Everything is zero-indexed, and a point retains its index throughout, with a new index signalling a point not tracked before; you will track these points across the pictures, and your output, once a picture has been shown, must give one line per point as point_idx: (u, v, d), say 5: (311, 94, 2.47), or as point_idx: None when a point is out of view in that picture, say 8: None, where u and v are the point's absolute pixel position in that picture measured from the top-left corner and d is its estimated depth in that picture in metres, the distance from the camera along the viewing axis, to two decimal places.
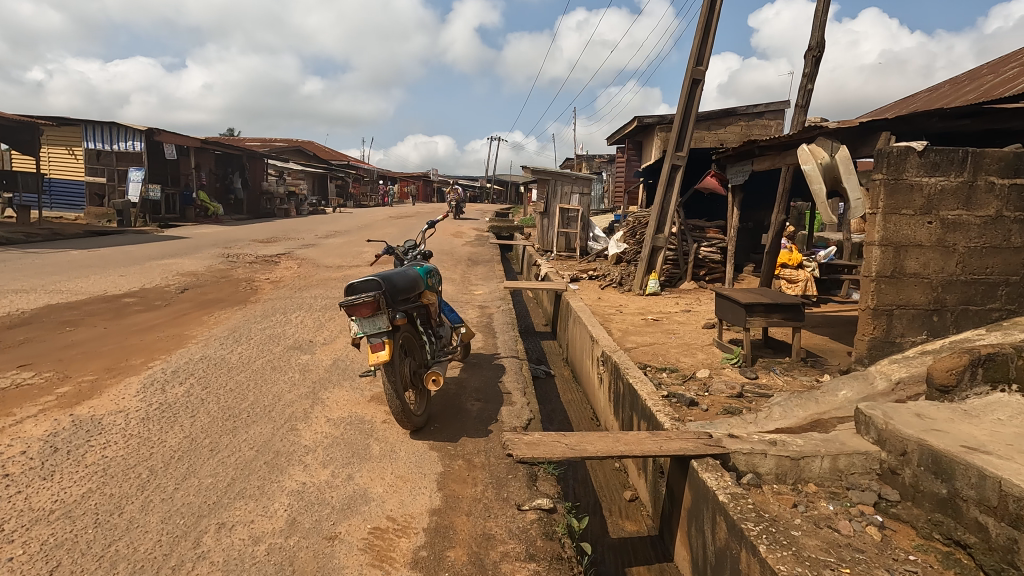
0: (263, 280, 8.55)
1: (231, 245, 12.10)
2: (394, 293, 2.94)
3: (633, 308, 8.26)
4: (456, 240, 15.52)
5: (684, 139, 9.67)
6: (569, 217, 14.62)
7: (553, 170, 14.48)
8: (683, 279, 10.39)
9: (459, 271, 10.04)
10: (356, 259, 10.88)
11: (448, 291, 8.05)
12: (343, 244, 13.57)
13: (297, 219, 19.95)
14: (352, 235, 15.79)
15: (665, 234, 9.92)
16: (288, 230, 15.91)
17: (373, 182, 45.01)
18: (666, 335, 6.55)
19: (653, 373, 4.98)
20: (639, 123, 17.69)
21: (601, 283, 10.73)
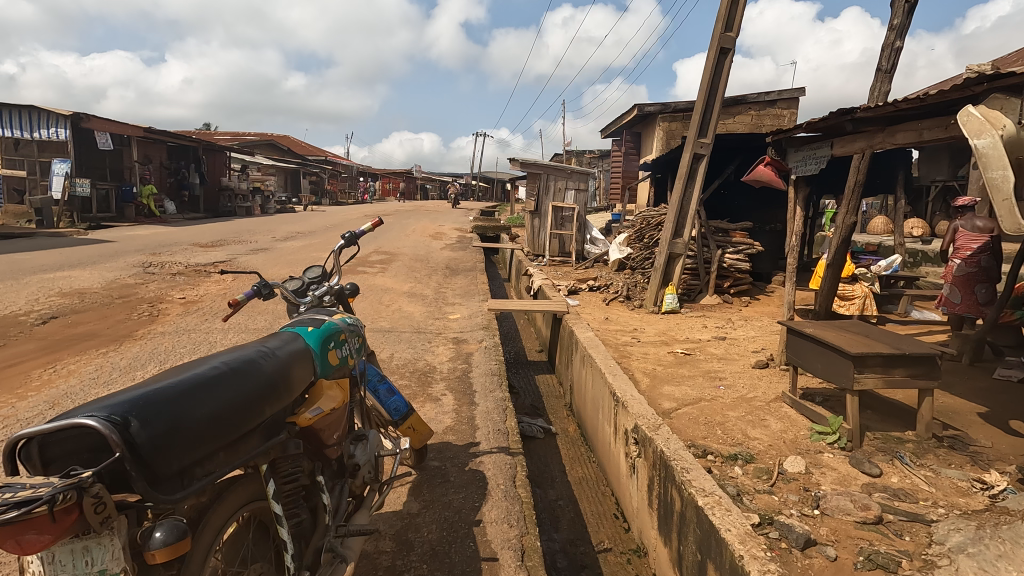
0: (175, 301, 6.59)
1: (162, 250, 10.08)
2: (168, 458, 1.17)
3: (653, 336, 6.46)
4: (433, 243, 13.60)
5: (709, 123, 7.91)
6: (564, 217, 12.81)
7: (545, 162, 12.65)
8: (704, 292, 8.65)
9: (432, 284, 8.16)
10: None
11: (415, 314, 6.18)
12: (301, 249, 11.59)
13: (257, 218, 17.89)
14: (315, 238, 13.79)
15: (684, 238, 8.15)
16: (242, 232, 13.87)
17: (352, 178, 42.77)
18: (711, 382, 4.78)
19: (719, 469, 3.18)
20: (638, 112, 15.94)
21: (605, 297, 8.95)
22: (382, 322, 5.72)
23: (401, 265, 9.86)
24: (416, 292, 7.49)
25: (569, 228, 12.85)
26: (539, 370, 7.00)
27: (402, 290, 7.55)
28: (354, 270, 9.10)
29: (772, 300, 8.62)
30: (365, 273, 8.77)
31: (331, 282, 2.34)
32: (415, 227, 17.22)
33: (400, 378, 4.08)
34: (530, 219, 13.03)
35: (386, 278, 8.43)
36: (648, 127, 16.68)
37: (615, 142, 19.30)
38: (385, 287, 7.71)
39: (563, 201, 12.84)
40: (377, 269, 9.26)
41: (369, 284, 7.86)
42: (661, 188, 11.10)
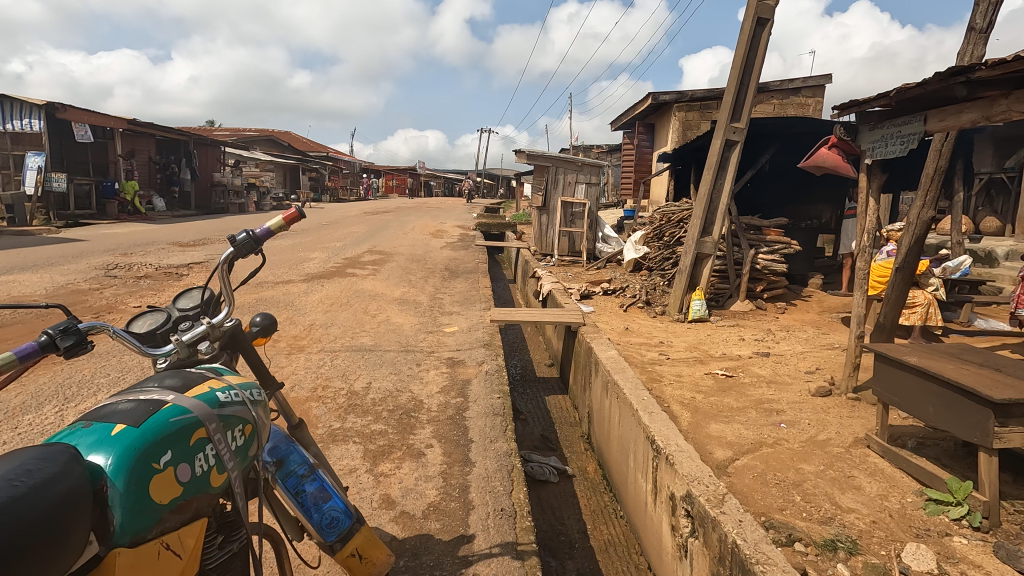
0: (130, 310, 5.72)
1: (134, 249, 9.20)
2: None
3: (684, 352, 5.51)
4: (433, 242, 12.68)
5: (743, 107, 6.96)
6: (574, 214, 11.86)
7: (554, 154, 11.65)
8: (734, 297, 7.70)
9: (429, 289, 7.24)
10: (291, 270, 8.03)
11: (404, 327, 5.26)
12: (289, 248, 10.72)
13: (250, 215, 17.06)
14: (307, 236, 12.90)
15: (714, 237, 7.19)
16: (229, 230, 13.00)
17: (354, 174, 41.92)
18: (768, 418, 3.84)
19: (817, 569, 2.25)
20: (653, 101, 14.94)
21: (623, 303, 8.03)
22: (364, 338, 4.80)
23: (395, 266, 8.94)
24: (409, 299, 6.58)
25: (580, 226, 11.90)
26: (549, 389, 6.07)
27: (392, 297, 6.63)
28: (341, 272, 8.19)
29: (810, 306, 7.67)
30: (354, 276, 7.86)
31: (194, 323, 1.38)
32: (415, 225, 16.31)
33: (375, 418, 3.17)
34: (538, 215, 12.07)
35: (376, 282, 7.51)
36: (663, 118, 15.68)
37: (626, 134, 18.31)
38: (375, 293, 6.80)
39: (573, 196, 11.87)
40: (369, 271, 8.35)
41: (356, 289, 6.96)
42: (681, 181, 10.11)
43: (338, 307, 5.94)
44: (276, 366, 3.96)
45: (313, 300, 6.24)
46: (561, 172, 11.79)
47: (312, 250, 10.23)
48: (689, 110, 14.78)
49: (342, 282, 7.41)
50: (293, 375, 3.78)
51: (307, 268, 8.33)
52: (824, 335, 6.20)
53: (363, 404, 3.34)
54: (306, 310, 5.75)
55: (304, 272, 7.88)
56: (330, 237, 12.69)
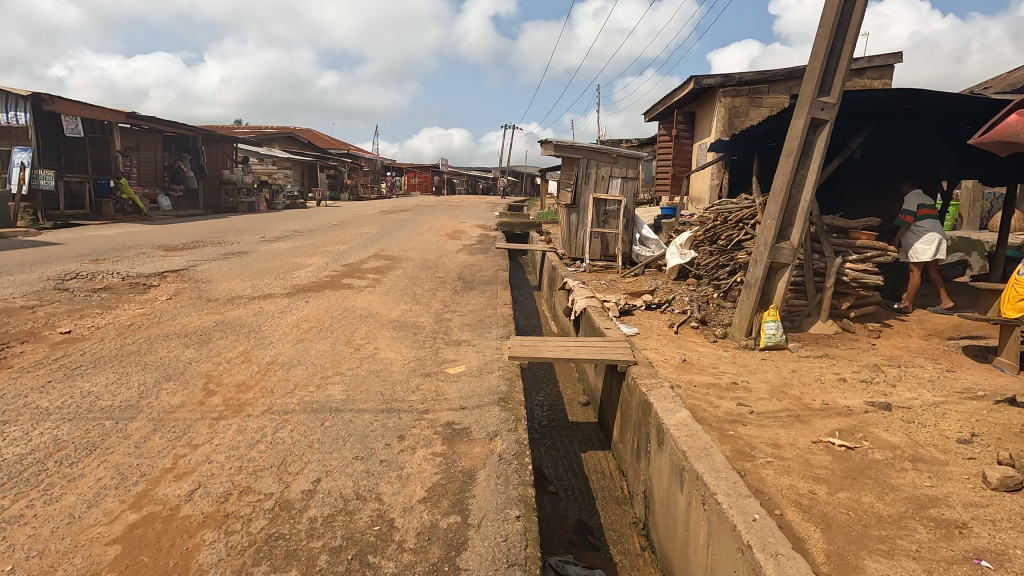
0: (52, 336, 4.52)
1: (107, 254, 8.12)
2: None
3: (771, 404, 4.07)
4: (448, 244, 11.39)
5: (834, 78, 5.45)
6: (607, 213, 10.41)
7: (585, 145, 10.22)
8: (814, 317, 6.19)
9: (435, 305, 5.92)
10: (275, 281, 6.80)
11: (393, 368, 3.93)
12: (286, 252, 9.55)
13: (258, 215, 16.06)
14: (310, 238, 11.73)
15: (793, 243, 5.69)
16: (228, 232, 11.94)
17: (374, 172, 41.04)
18: (950, 543, 2.40)
19: None
20: (695, 87, 13.39)
21: (672, 323, 6.62)
22: (334, 386, 3.49)
23: (401, 275, 7.66)
24: (409, 320, 5.27)
25: (614, 226, 10.46)
26: (585, 442, 4.68)
27: (388, 318, 5.32)
28: (336, 282, 6.95)
29: (910, 329, 6.12)
30: (348, 288, 6.60)
31: None
32: (432, 225, 15.06)
33: (304, 575, 1.84)
34: (566, 214, 10.65)
35: (373, 296, 6.22)
36: (705, 105, 14.09)
37: (661, 125, 16.74)
38: (368, 312, 5.50)
39: (606, 192, 10.41)
40: (368, 282, 7.08)
41: (347, 307, 5.69)
42: (738, 174, 8.58)
43: (315, 334, 4.66)
44: (188, 442, 2.67)
45: (288, 323, 4.98)
46: (593, 164, 10.33)
47: (310, 256, 9.03)
48: (736, 95, 13.18)
49: (331, 296, 6.15)
50: (207, 464, 2.48)
51: (296, 278, 7.10)
52: (950, 375, 4.69)
53: (295, 536, 2.01)
54: (273, 339, 4.48)
55: (289, 284, 6.64)
56: (335, 239, 11.50)
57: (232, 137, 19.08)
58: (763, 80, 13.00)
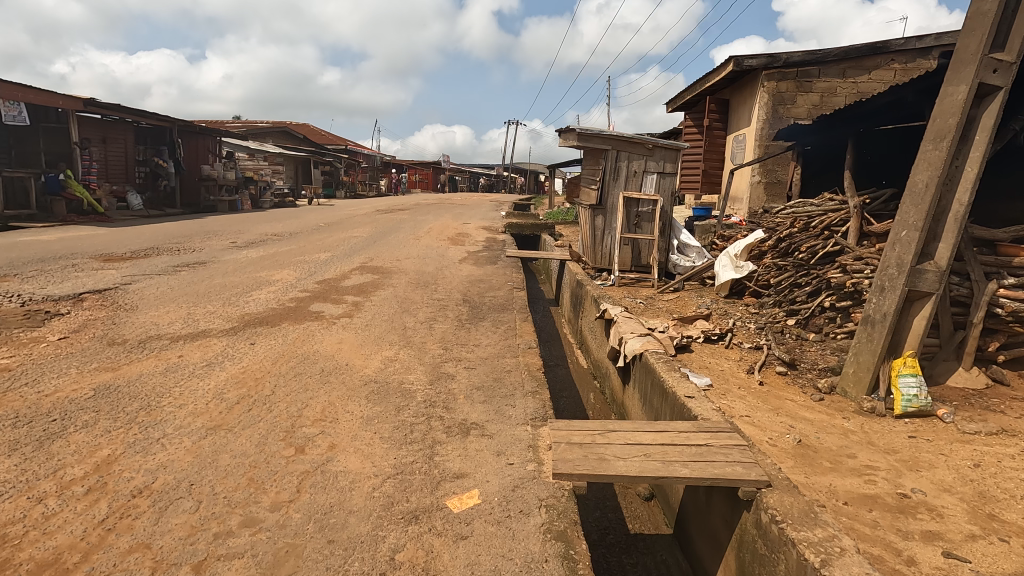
0: None
1: (21, 269, 6.45)
2: None
3: (1000, 559, 2.39)
4: (450, 251, 9.72)
5: (1013, 25, 3.75)
6: (640, 215, 8.72)
7: (615, 133, 8.49)
8: (954, 361, 4.49)
9: (432, 349, 4.25)
10: (220, 309, 5.13)
11: (352, 500, 2.23)
12: (253, 263, 7.88)
13: (238, 215, 14.41)
14: (289, 243, 10.06)
15: (941, 264, 3.99)
16: (195, 236, 10.27)
17: (373, 169, 39.34)
18: None
19: None
20: (733, 69, 11.68)
21: (753, 369, 4.96)
22: (229, 570, 1.81)
23: (391, 297, 5.98)
24: (391, 380, 3.58)
25: (647, 231, 8.76)
26: None
27: (362, 375, 3.64)
28: (302, 309, 5.28)
29: None
30: (316, 320, 4.92)
31: None
32: (432, 228, 13.35)
33: None
34: (591, 216, 8.94)
35: (346, 334, 4.53)
36: (743, 91, 12.34)
37: (688, 115, 14.99)
38: (333, 363, 3.81)
39: (639, 190, 8.69)
40: (344, 308, 5.38)
41: (307, 353, 4.00)
42: (817, 164, 6.84)
43: (242, 413, 2.99)
44: None
45: (210, 388, 3.30)
46: (624, 157, 8.61)
47: (281, 268, 7.36)
48: (781, 79, 11.43)
49: (290, 334, 4.48)
50: None
51: (251, 303, 5.42)
52: None
53: None
54: (173, 425, 2.81)
55: (238, 314, 4.97)
56: (318, 245, 9.83)
57: (213, 129, 17.41)
58: (812, 61, 11.26)
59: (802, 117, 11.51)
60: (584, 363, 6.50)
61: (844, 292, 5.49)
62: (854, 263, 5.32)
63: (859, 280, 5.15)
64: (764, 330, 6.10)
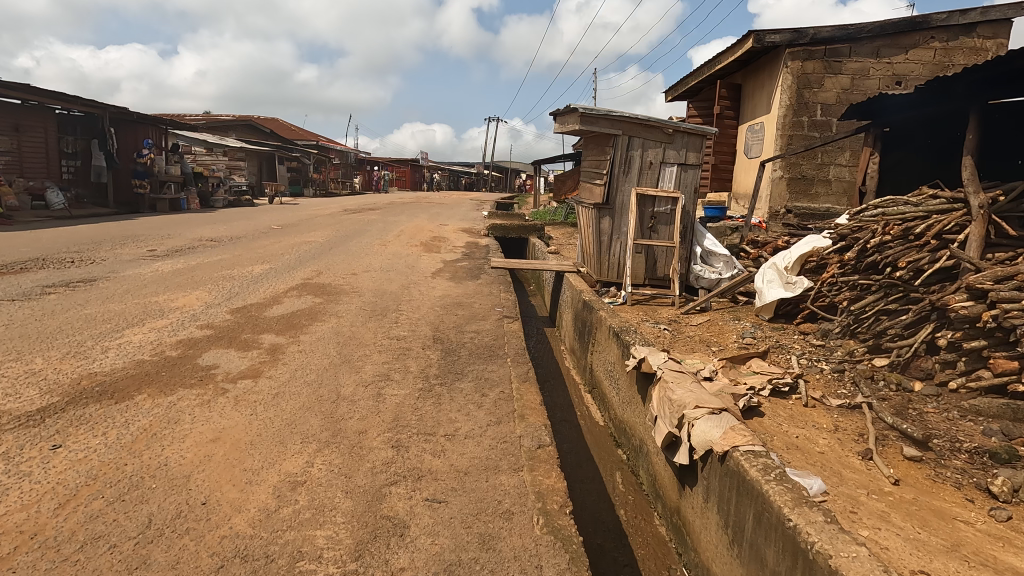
0: None
1: None
2: None
3: None
4: (423, 260, 7.95)
5: None
6: (657, 216, 7.08)
7: (628, 114, 6.77)
8: None
9: (376, 450, 2.51)
10: (48, 367, 3.28)
11: None
12: (160, 280, 6.02)
13: (177, 217, 12.41)
14: (223, 252, 8.19)
15: None
16: (105, 243, 8.34)
17: (345, 166, 37.18)
18: None
19: None
20: (752, 46, 10.14)
21: (869, 451, 3.31)
22: None
23: (328, 334, 4.22)
24: (277, 550, 1.82)
25: (665, 236, 7.12)
26: None
27: (224, 536, 1.88)
28: (187, 362, 3.50)
29: None
30: (197, 385, 3.13)
31: None
32: (402, 231, 11.53)
33: None
34: (596, 218, 7.24)
35: (234, 417, 2.75)
36: (759, 74, 10.88)
37: (691, 103, 13.43)
38: (177, 503, 2.04)
39: (656, 186, 7.02)
40: (251, 359, 3.61)
41: (141, 475, 2.21)
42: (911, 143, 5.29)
43: None
44: None
45: None
46: (638, 144, 6.92)
47: (192, 289, 5.51)
48: (807, 58, 9.91)
49: (137, 421, 2.69)
50: None
51: (113, 352, 3.63)
52: None
53: None
54: None
55: (72, 378, 3.15)
56: (259, 253, 7.99)
57: (154, 118, 15.33)
58: (843, 37, 9.74)
59: (830, 102, 9.98)
60: (601, 421, 4.81)
61: (973, 327, 3.89)
62: (996, 287, 3.71)
63: (1010, 312, 3.56)
64: (847, 375, 4.48)
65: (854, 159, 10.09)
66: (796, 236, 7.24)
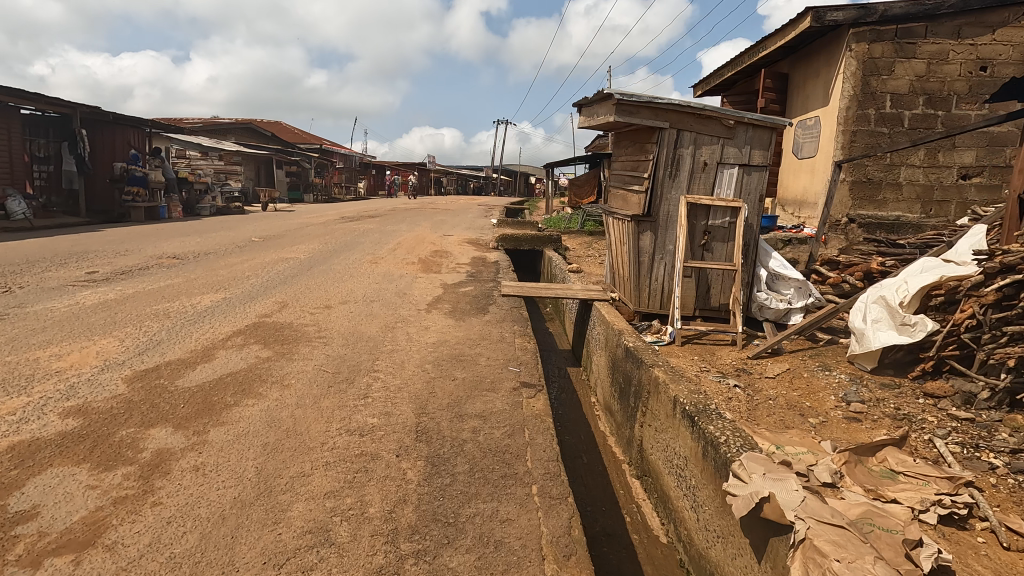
0: None
1: None
2: None
3: None
4: (418, 284, 6.51)
5: None
6: (712, 231, 5.60)
7: (676, 101, 5.28)
8: None
9: None
10: None
11: None
12: (71, 318, 4.62)
13: (149, 228, 11.10)
14: (180, 274, 6.81)
15: None
16: (41, 262, 7.00)
17: (349, 170, 35.99)
18: None
19: None
20: (809, 26, 8.68)
21: None
22: None
23: (254, 427, 2.76)
24: None
25: (722, 256, 5.65)
26: None
27: None
28: None
29: None
30: None
31: None
32: (400, 244, 10.10)
33: None
34: (633, 233, 5.75)
35: None
36: (814, 60, 9.39)
37: (727, 98, 11.94)
38: None
39: (711, 193, 5.54)
40: (96, 498, 2.12)
41: None
42: None
43: None
44: None
45: None
46: (689, 140, 5.44)
47: (100, 337, 4.11)
48: (876, 39, 8.40)
49: None
50: None
51: None
52: None
53: None
54: None
55: None
56: (220, 276, 6.61)
57: (134, 119, 14.10)
58: (919, 13, 8.22)
59: (902, 92, 8.45)
60: (665, 539, 3.32)
61: None
62: None
63: None
64: None
65: (928, 160, 8.55)
66: (890, 256, 5.69)
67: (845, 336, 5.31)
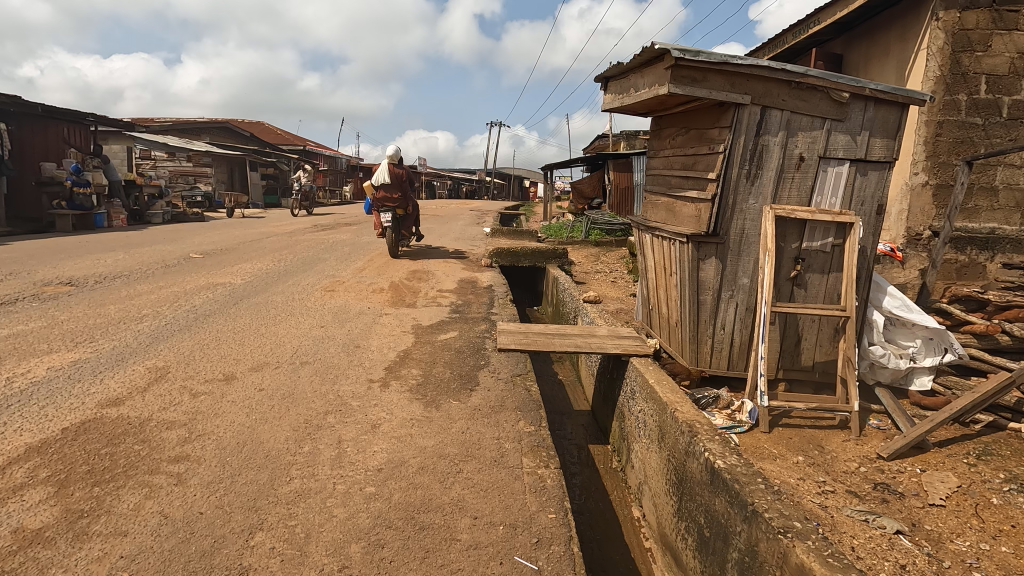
0: None
1: None
2: None
3: None
4: (380, 327, 4.67)
5: None
6: (807, 256, 3.79)
7: (761, 64, 3.48)
8: None
9: None
10: None
11: None
12: None
13: (70, 240, 9.20)
14: (51, 311, 4.92)
15: None
16: None
17: (334, 172, 34.05)
18: None
19: None
20: None
21: None
22: None
23: None
24: None
25: (821, 294, 3.85)
26: None
27: None
28: None
29: None
30: None
31: None
32: (371, 260, 8.25)
33: None
34: (690, 260, 3.92)
35: None
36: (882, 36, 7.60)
37: None
38: None
39: (807, 202, 3.74)
40: None
41: None
42: None
43: None
44: None
45: None
46: (778, 124, 3.63)
47: None
48: (968, 5, 6.61)
49: None
50: None
51: None
52: None
53: None
54: None
55: None
56: (103, 316, 4.74)
57: (68, 111, 12.17)
58: None
59: (1001, 72, 6.66)
60: None
61: None
62: None
63: None
64: None
65: None
66: None
67: (1016, 421, 3.52)
